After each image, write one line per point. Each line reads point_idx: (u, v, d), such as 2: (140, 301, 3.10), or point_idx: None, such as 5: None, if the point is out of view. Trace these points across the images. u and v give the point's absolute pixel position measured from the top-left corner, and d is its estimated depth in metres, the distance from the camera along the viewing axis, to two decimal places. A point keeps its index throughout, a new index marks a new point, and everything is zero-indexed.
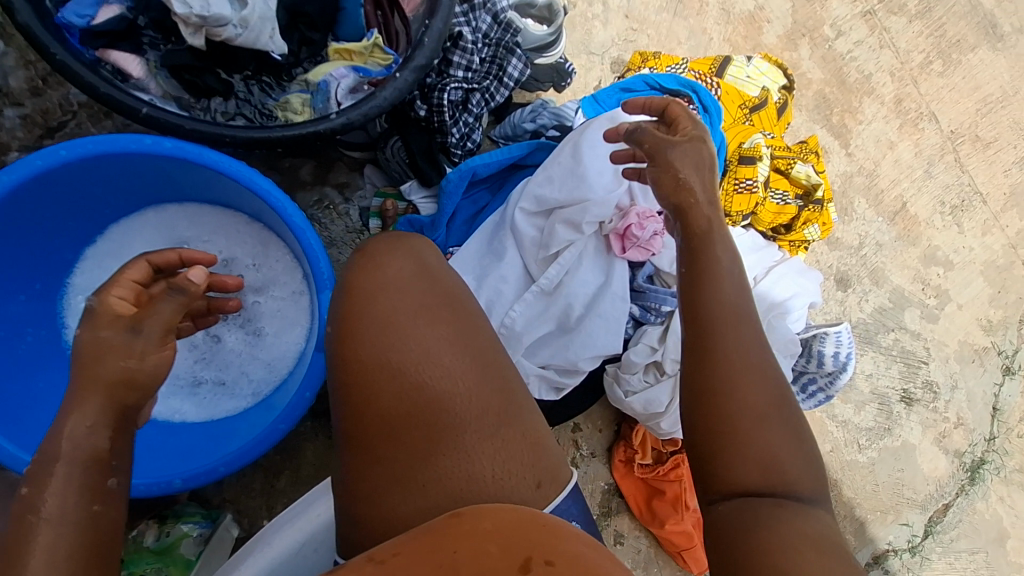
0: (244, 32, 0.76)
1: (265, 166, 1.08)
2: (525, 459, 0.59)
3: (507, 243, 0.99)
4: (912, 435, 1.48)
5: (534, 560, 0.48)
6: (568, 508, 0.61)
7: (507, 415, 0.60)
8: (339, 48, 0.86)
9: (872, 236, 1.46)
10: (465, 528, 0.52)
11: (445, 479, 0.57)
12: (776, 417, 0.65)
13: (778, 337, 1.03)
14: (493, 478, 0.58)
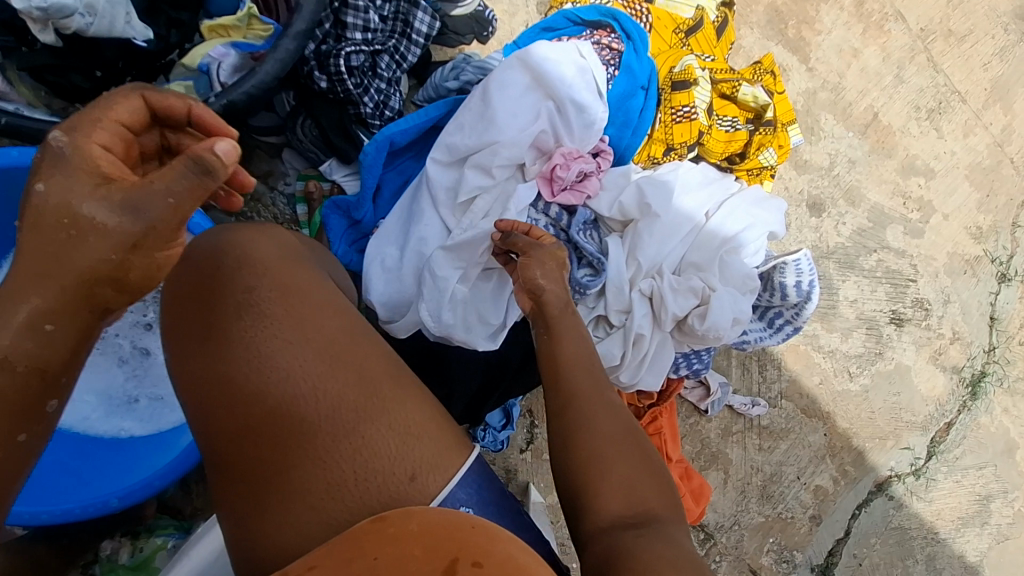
0: (94, 20, 0.71)
1: None
2: (392, 454, 0.56)
3: (423, 202, 0.95)
4: (906, 356, 1.42)
5: (462, 559, 0.48)
6: (456, 494, 0.58)
7: (368, 408, 0.57)
8: (212, 25, 0.80)
9: (843, 153, 1.38)
10: (390, 533, 0.50)
11: (305, 489, 0.54)
12: (633, 447, 0.69)
13: (733, 274, 0.98)
14: (358, 479, 0.55)
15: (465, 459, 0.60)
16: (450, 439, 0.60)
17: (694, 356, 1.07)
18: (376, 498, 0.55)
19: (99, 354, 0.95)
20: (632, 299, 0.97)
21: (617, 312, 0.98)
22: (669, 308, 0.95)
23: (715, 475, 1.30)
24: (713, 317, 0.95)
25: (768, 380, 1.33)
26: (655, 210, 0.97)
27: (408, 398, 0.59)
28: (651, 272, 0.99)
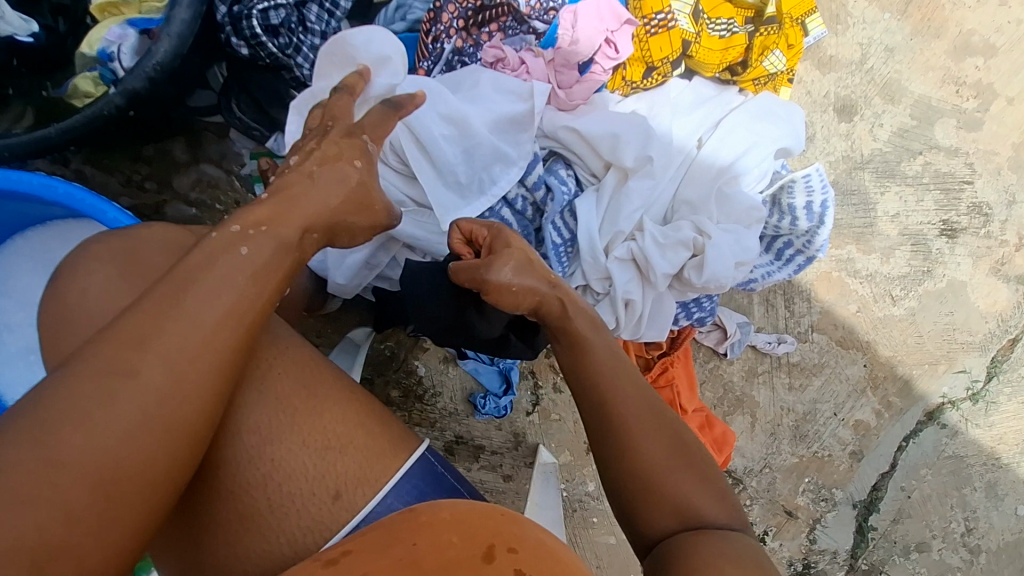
0: None
1: (129, 157, 0.96)
2: (311, 474, 0.56)
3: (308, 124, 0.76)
4: (960, 271, 1.24)
5: (497, 547, 0.50)
6: (392, 504, 0.57)
7: (277, 430, 0.56)
8: (100, 5, 0.72)
9: (878, 40, 1.16)
10: (422, 520, 0.52)
11: (221, 520, 0.55)
12: (682, 465, 0.60)
13: (734, 207, 0.83)
14: (272, 507, 0.55)
15: (397, 468, 0.59)
16: (378, 448, 0.59)
17: (696, 304, 0.93)
18: (296, 523, 0.55)
19: None
20: (612, 266, 0.82)
21: (599, 280, 0.83)
22: (656, 268, 0.80)
23: (741, 419, 1.21)
24: (713, 269, 0.79)
25: (796, 314, 1.20)
26: (630, 164, 0.81)
27: (330, 410, 0.58)
28: (630, 234, 0.83)
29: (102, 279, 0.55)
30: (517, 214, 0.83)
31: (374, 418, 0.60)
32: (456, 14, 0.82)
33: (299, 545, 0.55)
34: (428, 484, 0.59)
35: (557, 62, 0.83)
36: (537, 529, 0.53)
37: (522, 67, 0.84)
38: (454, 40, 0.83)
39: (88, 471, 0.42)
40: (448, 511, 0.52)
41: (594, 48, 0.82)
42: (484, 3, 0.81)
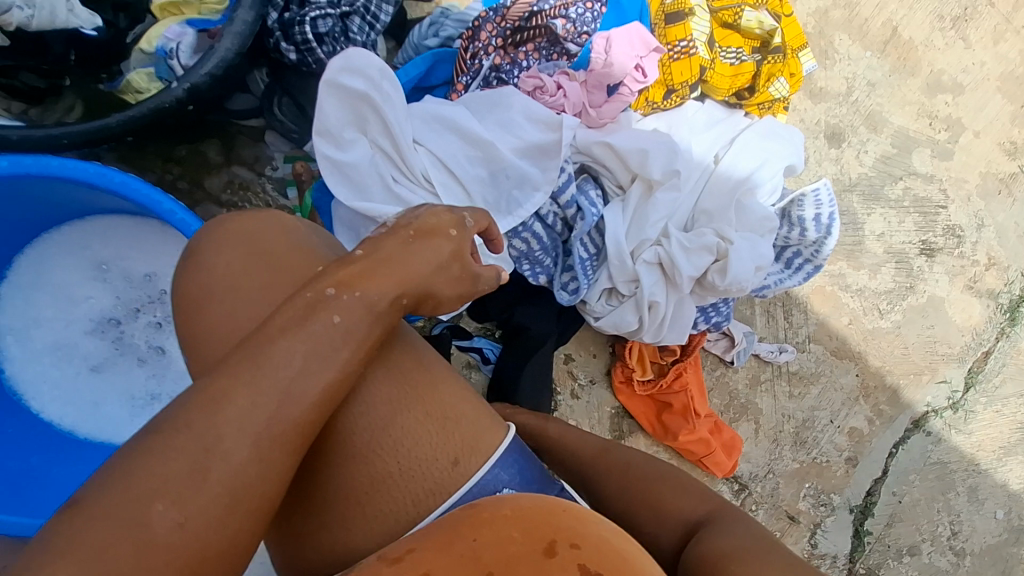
0: (34, 12, 0.65)
1: (162, 157, 0.97)
2: (433, 442, 0.57)
3: (331, 145, 0.77)
4: (939, 287, 1.35)
5: (559, 542, 0.49)
6: (498, 475, 0.58)
7: (401, 402, 0.57)
8: (162, 4, 0.73)
9: (861, 75, 1.28)
10: (483, 517, 0.51)
11: (352, 487, 0.56)
12: (651, 482, 0.68)
13: (749, 217, 0.89)
14: (401, 471, 0.56)
15: (499, 440, 0.60)
16: (484, 420, 0.60)
17: (713, 309, 0.97)
18: (420, 486, 0.56)
19: (117, 352, 0.96)
20: (640, 269, 0.87)
21: (626, 282, 0.88)
22: (682, 270, 0.85)
23: (746, 426, 1.26)
24: (734, 272, 0.85)
25: (794, 325, 1.28)
26: (658, 176, 0.86)
27: (444, 384, 0.60)
28: (656, 238, 0.88)
29: (192, 264, 0.57)
30: (546, 229, 0.87)
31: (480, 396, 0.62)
32: (494, 33, 0.86)
33: (417, 511, 0.56)
34: (527, 459, 0.61)
35: (590, 83, 0.87)
36: (601, 523, 0.52)
37: (560, 91, 0.86)
38: (491, 58, 0.87)
39: (209, 448, 0.44)
40: (507, 507, 0.52)
41: (626, 71, 0.86)
42: (522, 23, 0.85)
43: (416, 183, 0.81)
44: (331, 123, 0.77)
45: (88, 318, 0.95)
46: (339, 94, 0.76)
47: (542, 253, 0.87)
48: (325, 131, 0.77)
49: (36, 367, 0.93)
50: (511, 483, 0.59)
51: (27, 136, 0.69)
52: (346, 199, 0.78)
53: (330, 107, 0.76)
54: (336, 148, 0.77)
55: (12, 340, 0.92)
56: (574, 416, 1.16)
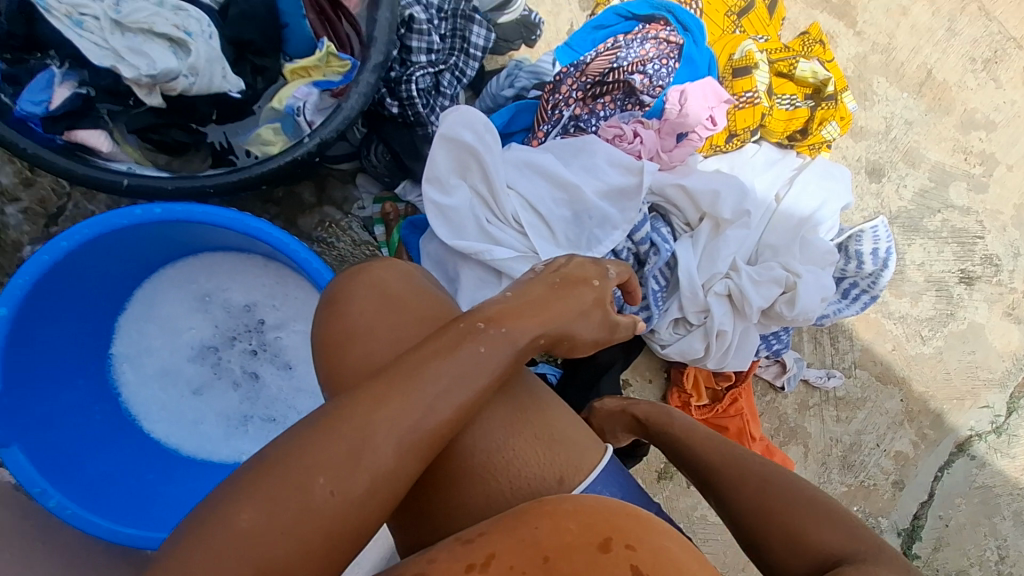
0: (196, 79, 0.75)
1: (260, 200, 1.06)
2: (542, 461, 0.63)
3: (436, 190, 0.86)
4: (978, 314, 1.39)
5: (614, 541, 0.52)
6: (600, 490, 0.64)
7: (512, 424, 0.64)
8: (294, 68, 0.83)
9: (899, 115, 1.35)
10: (546, 509, 0.55)
11: (473, 503, 0.62)
12: (798, 508, 0.64)
13: (812, 252, 0.96)
14: (513, 488, 0.62)
15: (598, 458, 0.66)
16: (584, 439, 0.67)
17: (774, 337, 1.03)
18: (532, 501, 0.62)
19: (215, 378, 1.01)
20: (710, 300, 0.94)
21: (695, 312, 0.95)
22: (752, 302, 0.92)
23: (796, 449, 1.31)
24: (802, 303, 0.92)
25: (841, 351, 1.33)
26: (728, 215, 0.93)
27: (547, 407, 0.66)
28: (725, 272, 0.95)
29: (334, 311, 0.67)
30: (620, 263, 0.93)
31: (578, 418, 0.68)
32: (574, 87, 0.94)
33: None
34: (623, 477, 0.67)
35: (664, 130, 0.95)
36: (663, 541, 0.55)
37: (637, 138, 0.95)
38: (571, 108, 0.96)
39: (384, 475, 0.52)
40: (571, 503, 0.55)
41: (699, 120, 0.94)
42: (602, 78, 0.94)
43: (507, 223, 0.89)
44: (437, 170, 0.85)
45: (188, 347, 1.01)
46: (448, 145, 0.84)
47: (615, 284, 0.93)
48: (433, 178, 0.85)
49: (146, 392, 0.99)
50: (611, 497, 0.65)
51: (176, 186, 0.77)
52: (446, 238, 0.86)
53: (441, 157, 0.84)
54: (441, 193, 0.85)
55: (123, 367, 0.98)
56: None
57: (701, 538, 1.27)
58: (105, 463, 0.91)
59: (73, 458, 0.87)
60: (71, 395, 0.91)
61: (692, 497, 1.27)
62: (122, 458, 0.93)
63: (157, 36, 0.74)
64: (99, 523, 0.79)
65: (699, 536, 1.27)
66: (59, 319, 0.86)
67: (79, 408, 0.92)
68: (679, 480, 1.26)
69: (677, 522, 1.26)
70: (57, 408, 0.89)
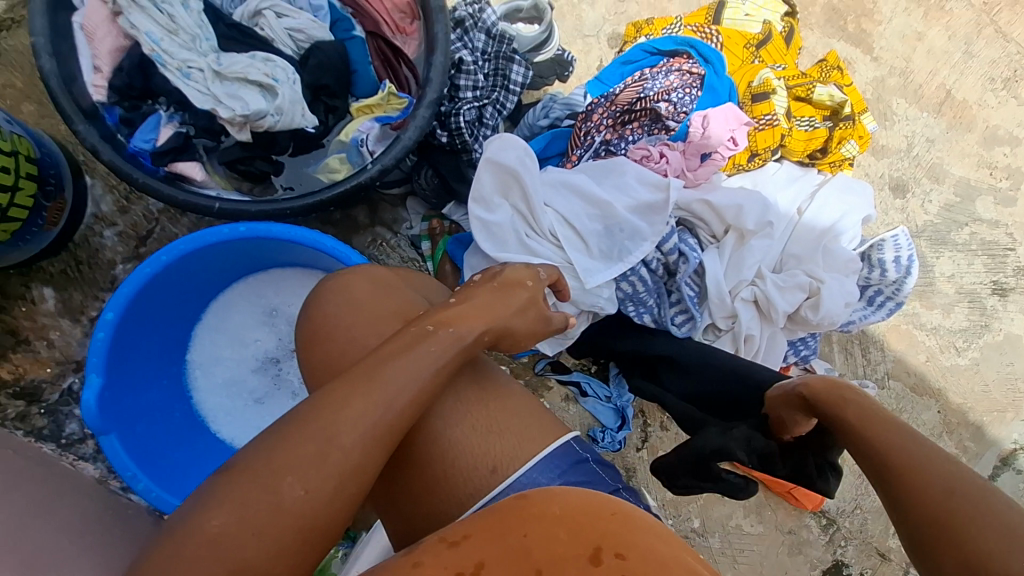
0: (280, 118, 0.87)
1: (320, 223, 1.19)
2: (480, 448, 0.72)
3: (483, 208, 0.96)
4: (1014, 325, 1.40)
5: (605, 551, 0.59)
6: (535, 479, 0.71)
7: (453, 415, 0.73)
8: (360, 106, 0.95)
9: (920, 133, 1.40)
10: (532, 511, 0.62)
11: (423, 483, 0.72)
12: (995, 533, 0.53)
13: (835, 260, 1.01)
14: (452, 472, 0.71)
15: (540, 448, 0.73)
16: (531, 433, 0.74)
17: (801, 343, 1.08)
18: (470, 483, 0.71)
19: (277, 386, 1.11)
20: (737, 306, 1.00)
21: (723, 317, 1.02)
22: (778, 307, 0.98)
23: None
24: (827, 307, 0.97)
25: (873, 362, 1.35)
26: (751, 226, 1.00)
27: (496, 402, 0.75)
28: (751, 279, 1.01)
29: (313, 312, 0.77)
30: (651, 273, 1.01)
31: (524, 412, 0.76)
32: (605, 115, 1.04)
33: (463, 503, 0.70)
34: (569, 467, 0.73)
35: (688, 151, 1.05)
36: (648, 538, 0.62)
37: (664, 159, 1.04)
38: (603, 134, 1.05)
39: None
40: (557, 507, 0.62)
41: (721, 141, 1.03)
42: (630, 107, 1.03)
43: (544, 237, 0.98)
44: (485, 191, 0.95)
45: (253, 358, 1.11)
46: (493, 168, 0.95)
47: (646, 294, 1.00)
48: (479, 198, 0.96)
49: (215, 398, 1.08)
50: (550, 484, 0.71)
51: (258, 208, 0.89)
52: (490, 250, 0.95)
53: (486, 179, 0.95)
54: (487, 211, 0.96)
55: (198, 373, 1.09)
56: (665, 445, 1.30)
57: (735, 547, 1.29)
58: (178, 460, 1.00)
59: (157, 451, 0.97)
60: (156, 394, 1.02)
61: (727, 506, 1.30)
62: (195, 455, 1.03)
63: (250, 83, 0.88)
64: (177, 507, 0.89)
65: (735, 546, 1.30)
66: (152, 326, 0.98)
67: (163, 408, 1.02)
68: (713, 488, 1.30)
69: (712, 530, 1.30)
70: (145, 406, 0.99)
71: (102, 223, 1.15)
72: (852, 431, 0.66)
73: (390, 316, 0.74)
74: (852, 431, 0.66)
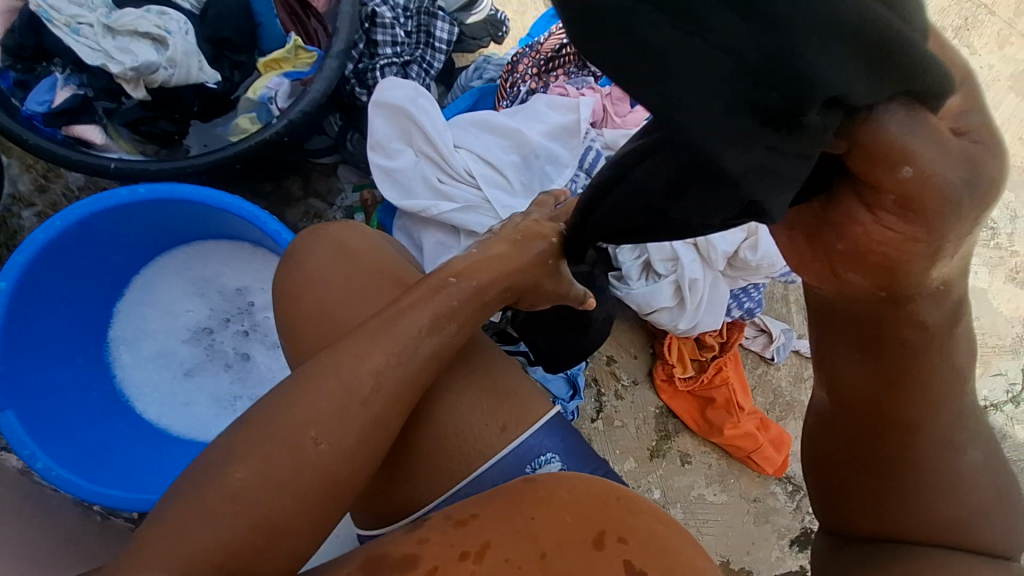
0: (174, 71, 0.84)
1: (250, 194, 1.14)
2: (483, 410, 0.65)
3: (387, 155, 0.95)
4: (979, 279, 1.36)
5: (608, 535, 0.56)
6: (540, 441, 0.66)
7: (457, 372, 0.66)
8: (266, 61, 0.91)
9: None
10: (542, 495, 0.58)
11: (420, 452, 0.64)
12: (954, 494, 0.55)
13: None
14: (455, 436, 0.64)
15: (543, 411, 0.68)
16: (534, 393, 0.69)
17: (744, 295, 1.05)
18: (472, 446, 0.64)
19: (208, 359, 1.06)
20: (677, 248, 0.96)
21: (663, 261, 0.97)
22: (717, 246, 0.93)
23: (794, 424, 1.28)
24: (764, 246, 0.93)
25: None
26: None
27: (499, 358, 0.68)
28: None
29: (293, 259, 0.70)
30: None
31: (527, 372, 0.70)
32: (530, 65, 1.01)
33: (466, 470, 0.64)
34: (569, 431, 0.69)
35: (614, 95, 1.01)
36: (651, 522, 0.58)
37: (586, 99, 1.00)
38: (529, 83, 1.02)
39: (303, 397, 0.54)
40: (566, 490, 0.58)
41: None
42: (552, 53, 1.00)
43: (458, 177, 0.95)
44: (384, 137, 0.94)
45: (184, 328, 1.06)
46: (385, 112, 0.94)
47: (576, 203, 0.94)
48: (377, 146, 0.95)
49: (141, 374, 1.03)
50: (554, 449, 0.67)
51: (162, 167, 0.86)
52: (396, 199, 0.94)
53: (378, 124, 0.94)
54: (392, 156, 0.94)
55: (122, 350, 1.03)
56: (621, 415, 1.24)
57: (699, 518, 1.24)
58: (95, 438, 0.95)
59: (68, 428, 0.92)
60: (70, 371, 0.97)
61: (688, 477, 1.25)
62: (114, 433, 0.97)
63: (142, 36, 0.85)
64: (77, 485, 0.83)
65: (698, 516, 1.24)
66: (60, 299, 0.94)
67: (78, 385, 0.98)
68: (672, 459, 1.24)
69: (673, 502, 1.24)
70: (57, 383, 0.95)
71: (19, 203, 1.11)
72: (917, 418, 0.54)
73: (372, 265, 0.69)
74: (917, 423, 0.54)
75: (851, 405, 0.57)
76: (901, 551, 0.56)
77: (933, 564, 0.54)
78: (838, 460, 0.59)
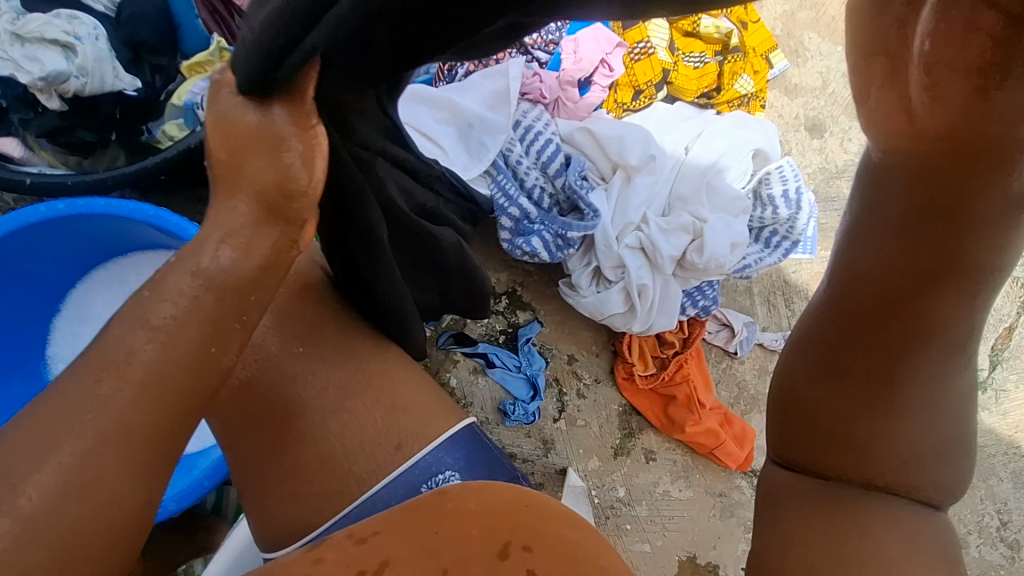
0: (87, 79, 0.81)
1: (190, 201, 1.10)
2: (380, 427, 0.62)
3: None
4: None
5: (512, 544, 0.51)
6: (441, 458, 0.63)
7: (350, 388, 0.62)
8: (189, 64, 0.88)
9: (835, 68, 1.33)
10: (448, 508, 0.53)
11: (308, 472, 0.60)
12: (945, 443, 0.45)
13: (719, 197, 0.96)
14: (344, 452, 0.60)
15: (448, 427, 0.64)
16: (441, 409, 0.66)
17: (698, 293, 1.00)
18: (362, 466, 0.60)
19: None
20: (624, 253, 0.95)
21: (613, 268, 0.96)
22: (663, 250, 0.93)
23: (759, 417, 1.26)
24: (710, 248, 0.92)
25: (798, 313, 1.29)
26: (634, 161, 0.96)
27: (395, 370, 0.65)
28: (636, 224, 0.96)
29: None
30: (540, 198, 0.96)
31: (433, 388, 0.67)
32: None
33: (353, 490, 0.60)
34: (474, 446, 0.65)
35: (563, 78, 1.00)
36: (562, 527, 0.53)
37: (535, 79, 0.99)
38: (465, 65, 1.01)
39: None
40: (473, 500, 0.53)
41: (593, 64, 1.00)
42: None
43: None
44: None
45: None
46: None
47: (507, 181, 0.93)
48: None
49: None
50: (456, 466, 0.63)
51: (81, 179, 0.82)
52: None
53: None
54: None
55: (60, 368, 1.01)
56: (583, 414, 1.22)
57: (663, 515, 1.22)
58: None
59: None
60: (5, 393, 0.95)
61: (653, 473, 1.23)
62: None
63: (51, 43, 0.80)
64: None
65: (664, 513, 1.22)
66: None
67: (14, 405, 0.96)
68: (636, 456, 1.22)
69: (638, 499, 1.22)
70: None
71: None
72: (931, 326, 0.42)
73: None
74: (930, 338, 0.42)
75: (867, 304, 0.44)
76: (848, 493, 0.46)
77: (879, 516, 0.45)
78: (818, 364, 0.47)
